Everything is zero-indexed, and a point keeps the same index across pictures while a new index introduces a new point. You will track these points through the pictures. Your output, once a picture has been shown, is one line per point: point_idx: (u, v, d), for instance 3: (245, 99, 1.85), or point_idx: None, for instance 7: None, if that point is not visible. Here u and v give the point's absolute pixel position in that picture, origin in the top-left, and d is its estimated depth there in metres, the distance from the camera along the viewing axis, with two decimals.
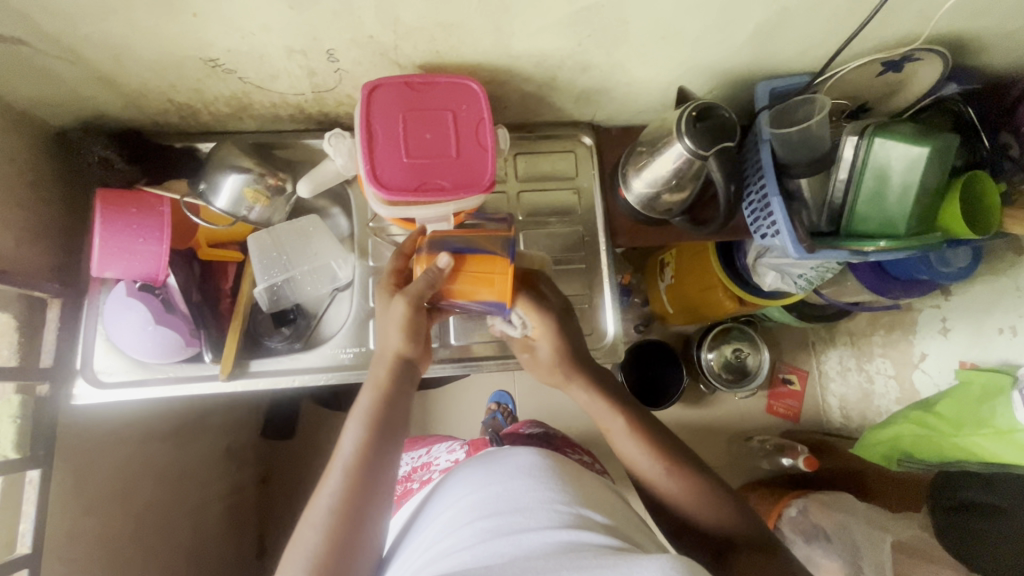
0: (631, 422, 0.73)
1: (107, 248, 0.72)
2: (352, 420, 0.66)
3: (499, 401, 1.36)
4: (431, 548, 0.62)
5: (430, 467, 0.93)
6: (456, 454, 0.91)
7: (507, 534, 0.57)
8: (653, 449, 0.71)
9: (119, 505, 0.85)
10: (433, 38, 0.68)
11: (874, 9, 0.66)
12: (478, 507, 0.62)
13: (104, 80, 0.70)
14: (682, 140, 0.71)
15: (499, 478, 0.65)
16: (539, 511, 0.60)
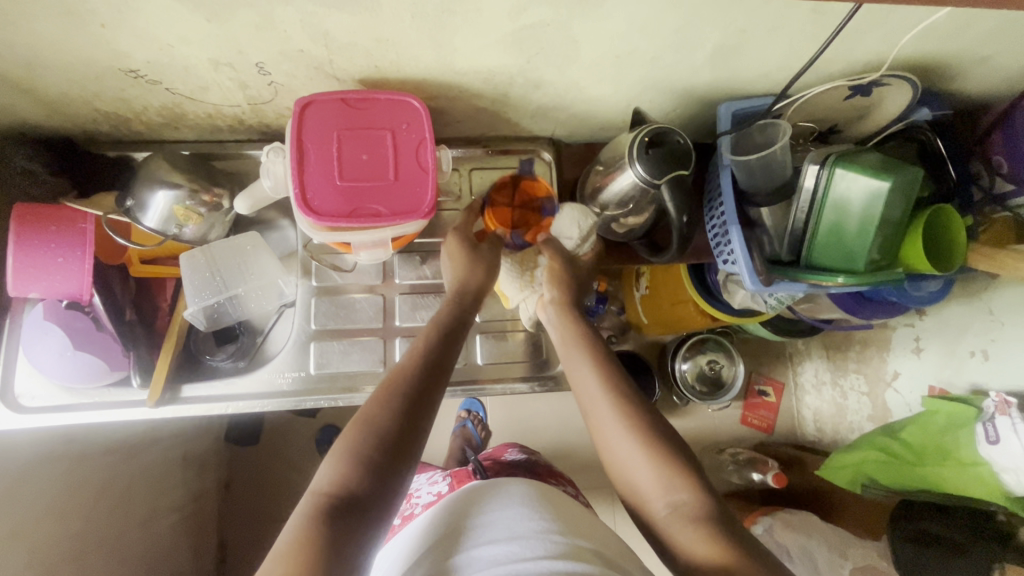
0: (595, 365, 0.67)
1: (24, 267, 0.68)
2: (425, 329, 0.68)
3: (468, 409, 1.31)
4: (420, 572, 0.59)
5: (411, 500, 0.83)
6: (439, 487, 0.81)
7: (506, 564, 0.55)
8: (615, 397, 0.65)
9: (48, 528, 0.81)
10: (369, 53, 0.64)
11: (834, 35, 0.62)
12: (478, 533, 0.60)
13: (18, 88, 0.66)
14: (634, 166, 0.67)
15: (495, 502, 0.64)
16: (532, 537, 0.58)
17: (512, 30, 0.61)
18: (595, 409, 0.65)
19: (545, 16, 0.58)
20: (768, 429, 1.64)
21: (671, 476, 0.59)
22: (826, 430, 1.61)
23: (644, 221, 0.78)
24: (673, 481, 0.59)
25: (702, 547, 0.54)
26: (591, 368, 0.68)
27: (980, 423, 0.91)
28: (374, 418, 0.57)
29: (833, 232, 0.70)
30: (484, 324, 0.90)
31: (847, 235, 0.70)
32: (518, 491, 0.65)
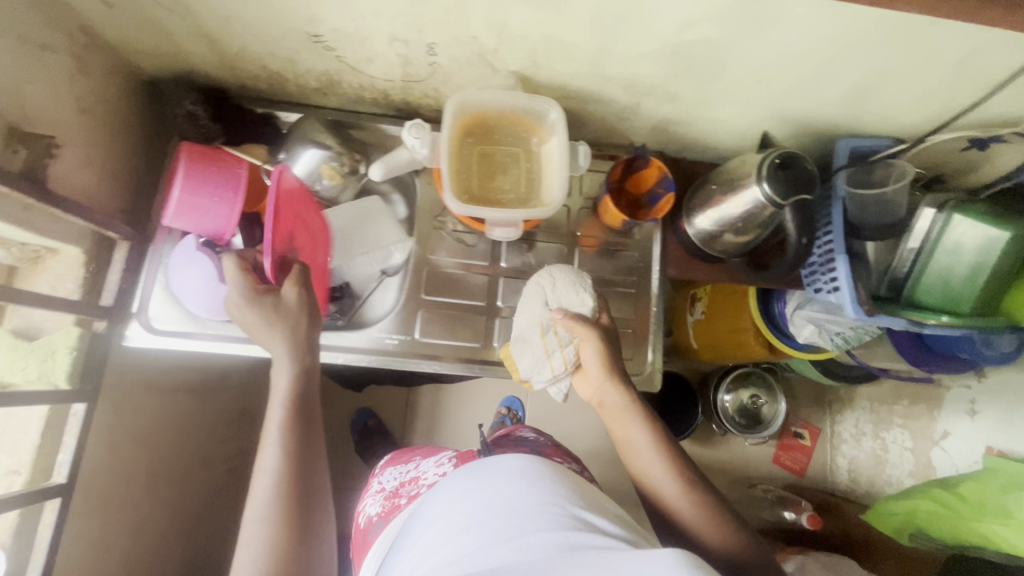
0: (643, 420, 0.73)
1: (182, 201, 0.72)
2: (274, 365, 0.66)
3: (510, 407, 1.42)
4: (429, 561, 0.60)
5: (419, 482, 0.85)
6: (444, 467, 0.84)
7: (507, 539, 0.55)
8: (660, 443, 0.71)
9: (140, 447, 0.88)
10: (533, 48, 0.69)
11: (996, 88, 0.66)
12: (477, 513, 0.60)
13: (207, 38, 0.72)
14: (761, 184, 0.71)
15: (498, 482, 0.64)
16: (538, 514, 0.57)
17: (672, 44, 0.65)
18: (643, 459, 0.71)
19: (709, 35, 0.63)
20: (801, 472, 1.66)
21: (707, 513, 0.66)
22: (860, 480, 1.59)
23: (743, 244, 0.81)
24: (709, 516, 0.66)
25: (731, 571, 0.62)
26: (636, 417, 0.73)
27: None
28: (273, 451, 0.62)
29: (942, 272, 0.74)
30: None
31: (953, 277, 0.73)
32: (518, 468, 0.65)
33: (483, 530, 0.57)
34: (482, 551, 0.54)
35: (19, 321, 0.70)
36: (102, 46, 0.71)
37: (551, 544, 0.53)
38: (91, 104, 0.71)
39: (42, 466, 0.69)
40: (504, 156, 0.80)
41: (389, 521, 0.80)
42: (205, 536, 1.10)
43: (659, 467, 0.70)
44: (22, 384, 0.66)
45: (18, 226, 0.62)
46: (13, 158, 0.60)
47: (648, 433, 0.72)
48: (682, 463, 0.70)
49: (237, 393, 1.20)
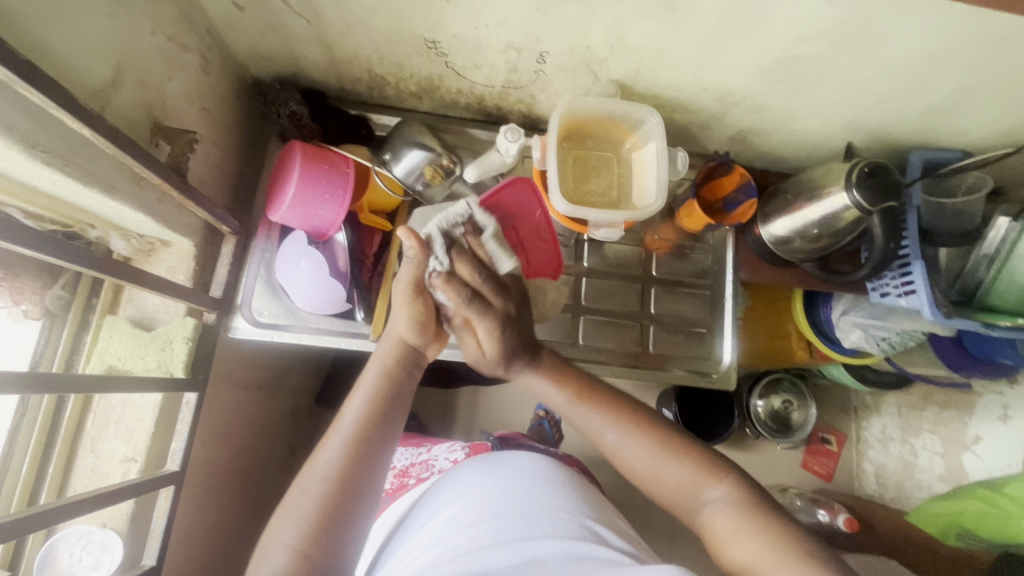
0: (606, 414, 0.68)
1: (296, 199, 0.75)
2: (357, 391, 0.64)
3: (548, 409, 1.40)
4: (432, 548, 0.61)
5: (429, 465, 0.89)
6: (457, 454, 0.89)
7: (513, 539, 0.58)
8: (609, 411, 0.68)
9: (217, 439, 0.88)
10: (642, 59, 0.72)
11: None
12: (487, 506, 0.63)
13: (325, 43, 0.74)
14: (851, 192, 0.75)
15: (511, 479, 0.67)
16: (548, 519, 0.61)
17: (776, 58, 0.69)
18: (591, 427, 0.69)
19: (815, 50, 0.67)
20: (827, 477, 1.67)
21: (701, 472, 0.63)
22: (888, 485, 1.59)
23: (813, 250, 0.86)
24: (707, 477, 0.62)
25: (731, 525, 0.58)
26: (601, 411, 0.68)
27: None
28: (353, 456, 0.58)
29: (1015, 277, 0.78)
30: (656, 317, 0.94)
31: None
32: (533, 470, 0.70)
33: (485, 527, 0.60)
34: (485, 550, 0.56)
35: (134, 310, 0.72)
36: (223, 47, 0.74)
37: (557, 550, 0.57)
38: (210, 102, 0.74)
39: (157, 455, 0.70)
40: (597, 160, 0.83)
41: (397, 499, 0.81)
42: (260, 533, 1.10)
43: (624, 442, 0.66)
44: (141, 372, 0.68)
45: (152, 217, 0.64)
46: (157, 151, 0.64)
47: (565, 395, 0.70)
48: (628, 409, 0.69)
49: (292, 391, 1.21)
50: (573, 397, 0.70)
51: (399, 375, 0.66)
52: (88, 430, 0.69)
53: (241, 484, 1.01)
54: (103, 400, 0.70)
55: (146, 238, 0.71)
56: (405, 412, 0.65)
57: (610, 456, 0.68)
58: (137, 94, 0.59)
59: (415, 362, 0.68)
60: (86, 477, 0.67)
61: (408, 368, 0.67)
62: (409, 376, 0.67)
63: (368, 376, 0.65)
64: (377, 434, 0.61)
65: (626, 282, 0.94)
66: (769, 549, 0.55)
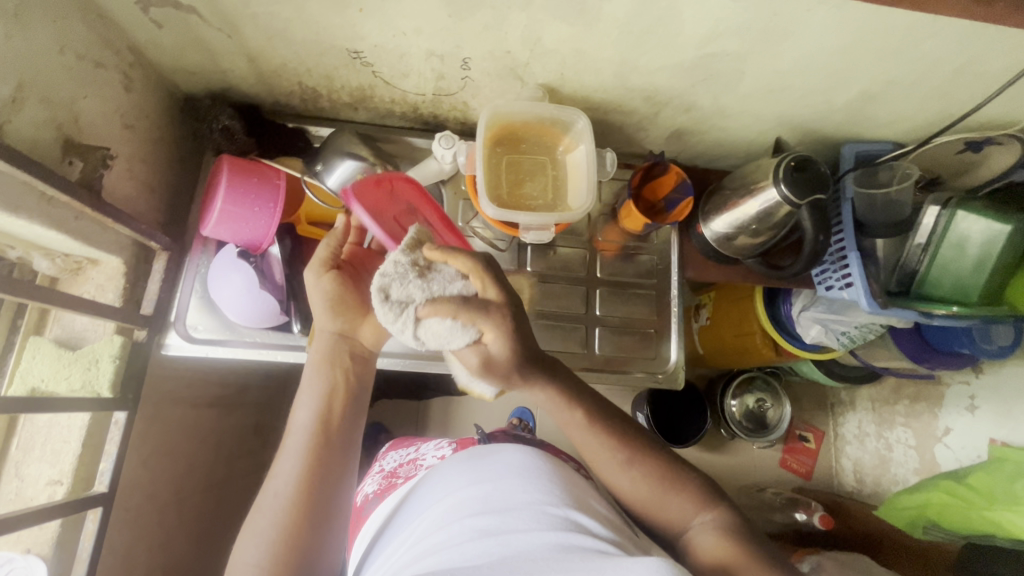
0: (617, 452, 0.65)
1: (225, 212, 0.75)
2: (298, 406, 0.64)
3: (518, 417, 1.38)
4: (418, 547, 0.62)
5: (416, 463, 0.87)
6: (444, 450, 0.87)
7: (496, 534, 0.57)
8: (614, 440, 0.66)
9: (160, 458, 0.87)
10: (563, 62, 0.73)
11: (998, 91, 0.70)
12: (473, 505, 0.62)
13: (250, 57, 0.75)
14: (779, 185, 0.75)
15: (494, 474, 0.67)
16: (533, 514, 0.60)
17: (693, 57, 0.70)
18: (592, 451, 0.66)
19: (730, 47, 0.68)
20: (807, 475, 1.65)
21: (694, 497, 0.65)
22: (866, 481, 1.56)
23: (756, 245, 0.86)
24: (693, 503, 0.64)
25: (715, 548, 0.60)
26: (608, 447, 0.66)
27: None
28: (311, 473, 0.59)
29: (949, 264, 0.79)
30: (604, 318, 0.94)
31: (962, 270, 0.79)
32: (517, 463, 0.68)
33: (468, 523, 0.59)
34: (467, 545, 0.56)
35: (61, 331, 0.71)
36: (148, 65, 0.74)
37: (544, 542, 0.56)
38: (136, 119, 0.74)
39: (85, 477, 0.69)
40: (532, 164, 0.83)
41: (385, 497, 0.80)
42: (218, 555, 1.08)
43: (623, 472, 0.66)
44: (65, 393, 0.67)
45: (69, 236, 0.64)
46: (70, 169, 0.64)
47: (579, 416, 0.66)
48: (630, 441, 0.67)
49: (253, 408, 1.20)
50: (584, 431, 0.66)
51: (334, 374, 0.65)
52: (13, 453, 0.68)
53: (194, 506, 0.99)
54: (29, 423, 0.69)
55: (71, 257, 0.71)
56: (356, 421, 0.65)
57: (607, 476, 0.68)
58: (43, 112, 0.59)
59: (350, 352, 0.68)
60: (9, 502, 0.66)
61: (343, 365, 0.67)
62: (348, 369, 0.67)
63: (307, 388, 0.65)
64: (331, 451, 0.61)
65: (573, 285, 0.94)
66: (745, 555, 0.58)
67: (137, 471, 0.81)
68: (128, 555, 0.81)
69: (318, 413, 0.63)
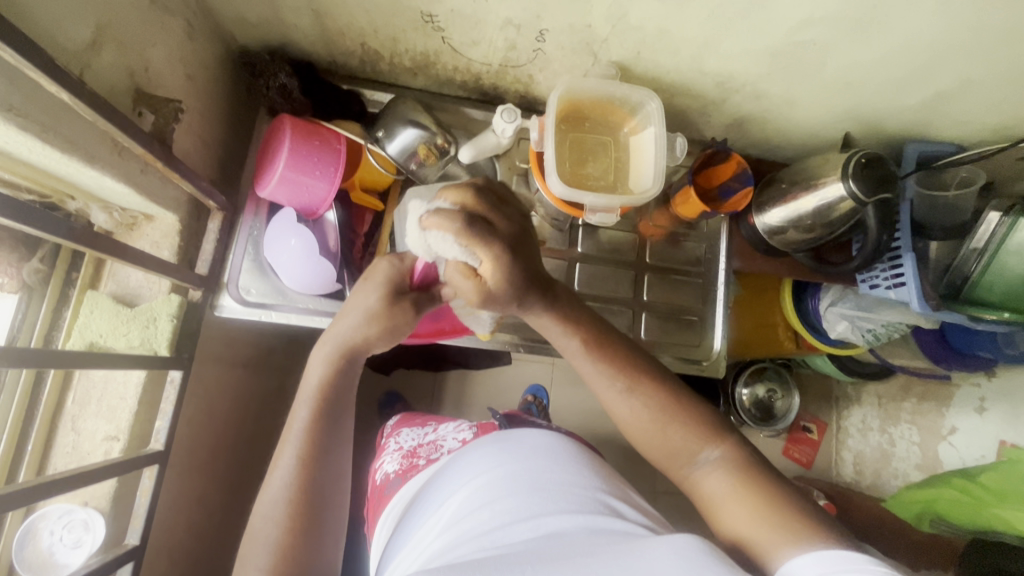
0: (624, 376, 0.62)
1: (286, 174, 0.73)
2: (299, 402, 0.60)
3: (536, 393, 1.39)
4: (447, 529, 0.61)
5: (437, 445, 0.87)
6: (464, 433, 0.87)
7: (524, 518, 0.57)
8: (616, 366, 0.62)
9: (200, 416, 0.87)
10: (642, 39, 0.71)
11: None
12: (497, 490, 0.61)
13: (318, 12, 0.72)
14: (846, 182, 0.75)
15: (521, 458, 0.67)
16: (564, 495, 0.61)
17: (778, 44, 0.69)
18: (590, 377, 0.63)
19: (817, 37, 0.67)
20: (807, 464, 1.70)
21: (699, 433, 0.60)
22: (866, 472, 1.60)
23: (807, 241, 0.86)
24: (700, 440, 0.59)
25: (727, 490, 0.56)
26: (610, 368, 0.62)
27: None
28: (309, 475, 0.57)
29: (1007, 270, 0.79)
30: (650, 303, 0.94)
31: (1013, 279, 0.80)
32: (545, 448, 0.69)
33: (496, 507, 0.59)
34: (497, 531, 0.55)
35: (116, 286, 0.70)
36: (210, 14, 0.71)
37: (574, 526, 0.56)
38: (196, 71, 0.71)
39: (141, 434, 0.69)
40: (594, 144, 0.82)
41: (408, 479, 0.80)
42: (244, 514, 1.09)
43: (625, 400, 0.62)
44: (125, 350, 0.66)
45: (135, 189, 0.62)
46: (141, 121, 0.62)
47: (578, 341, 0.63)
48: (632, 368, 0.62)
49: (278, 372, 1.19)
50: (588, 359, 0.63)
51: (337, 374, 0.61)
52: (70, 407, 0.67)
53: (224, 465, 0.99)
54: (85, 377, 0.68)
55: (128, 212, 0.69)
56: (350, 414, 0.62)
57: (606, 406, 0.64)
58: (118, 58, 0.57)
59: (355, 365, 0.63)
60: (66, 455, 0.66)
61: (347, 366, 0.62)
62: (349, 372, 0.62)
63: (309, 381, 0.61)
64: (327, 447, 0.59)
65: (621, 269, 0.94)
66: (760, 516, 0.53)
67: (179, 430, 0.81)
68: (171, 511, 0.82)
69: (314, 423, 0.59)
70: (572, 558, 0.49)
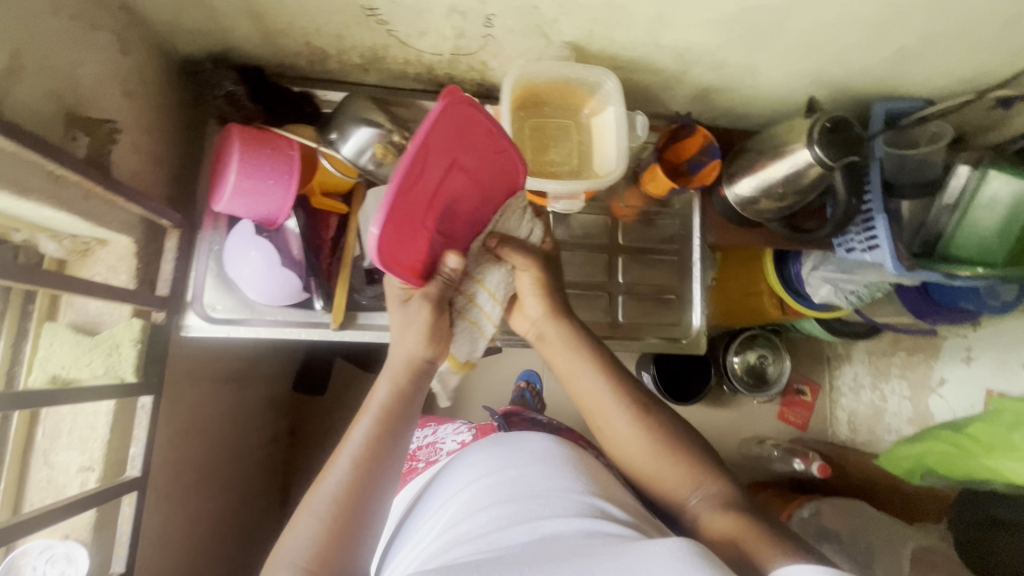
0: (620, 395, 0.67)
1: (240, 185, 0.71)
2: (366, 413, 0.62)
3: (529, 379, 1.39)
4: (447, 532, 0.61)
5: (436, 447, 0.88)
6: (463, 436, 0.87)
7: (523, 522, 0.56)
8: (615, 390, 0.68)
9: (185, 434, 0.86)
10: (594, 17, 0.69)
11: None
12: (496, 493, 0.62)
13: (256, 13, 0.69)
14: (812, 147, 0.73)
15: (520, 463, 0.66)
16: (561, 499, 0.60)
17: (732, 11, 0.66)
18: (590, 396, 0.69)
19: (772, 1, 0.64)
20: (802, 427, 1.71)
21: (691, 470, 0.63)
22: (860, 430, 1.62)
23: (780, 210, 0.84)
24: (694, 477, 0.63)
25: (721, 522, 0.57)
26: (607, 389, 0.68)
27: None
28: (360, 487, 0.57)
29: (976, 225, 0.78)
30: (627, 285, 0.93)
31: (987, 232, 0.78)
32: (545, 453, 0.68)
33: (495, 511, 0.59)
34: (495, 533, 0.55)
35: (76, 315, 0.68)
36: (143, 24, 0.68)
37: (571, 528, 0.55)
38: (134, 86, 0.68)
39: (117, 461, 0.68)
40: (555, 129, 0.80)
41: (408, 483, 0.81)
42: (242, 525, 1.09)
43: (625, 423, 0.66)
44: (89, 380, 0.65)
45: (79, 216, 0.60)
46: (75, 145, 0.60)
47: (583, 364, 0.70)
48: (631, 396, 0.68)
49: (265, 381, 1.18)
50: (591, 373, 0.69)
51: (407, 390, 0.64)
52: (40, 442, 0.66)
53: (216, 480, 0.99)
54: (52, 410, 0.67)
55: (78, 238, 0.67)
56: (412, 427, 0.63)
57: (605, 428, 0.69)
58: (41, 82, 0.54)
59: (426, 377, 0.66)
60: (41, 491, 0.65)
61: (416, 384, 0.65)
62: (418, 381, 0.65)
63: (377, 396, 0.63)
64: (387, 459, 0.59)
65: (596, 253, 0.93)
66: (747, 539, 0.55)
67: (161, 453, 0.80)
68: (163, 533, 0.82)
69: (376, 434, 0.60)
70: (569, 560, 0.48)
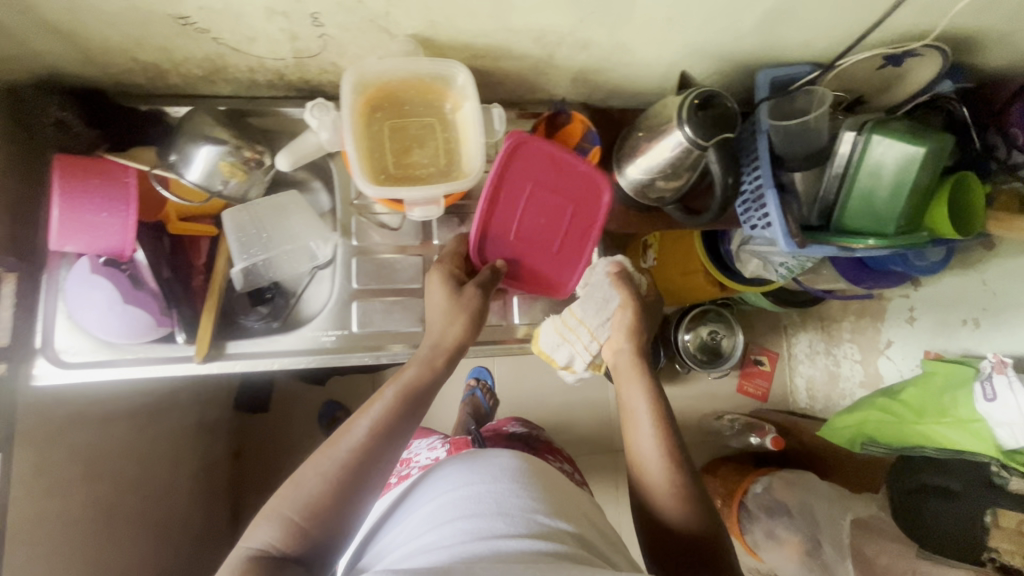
0: (655, 417, 0.68)
1: (67, 222, 0.67)
2: (384, 392, 0.64)
3: (479, 375, 1.31)
4: (410, 546, 0.57)
5: (409, 463, 0.84)
6: (437, 453, 0.83)
7: (484, 537, 0.52)
8: (659, 417, 0.69)
9: (80, 481, 0.79)
10: (428, 7, 0.63)
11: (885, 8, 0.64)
12: (469, 506, 0.57)
13: (58, 33, 0.62)
14: (682, 126, 0.69)
15: (491, 478, 0.60)
16: (519, 518, 0.55)
17: None
18: (631, 413, 0.70)
19: None
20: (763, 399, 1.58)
21: (700, 515, 0.63)
22: (818, 398, 1.53)
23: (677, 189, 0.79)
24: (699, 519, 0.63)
25: None
26: (649, 414, 0.69)
27: (978, 383, 0.96)
28: (351, 465, 0.57)
29: (866, 196, 0.74)
30: None
31: (880, 200, 0.74)
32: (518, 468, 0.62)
33: (459, 525, 0.54)
34: (457, 545, 0.51)
35: None
36: None
37: (526, 549, 0.51)
38: None
39: None
40: (419, 128, 0.75)
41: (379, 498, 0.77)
42: None
43: (653, 444, 0.67)
44: None
45: None
46: None
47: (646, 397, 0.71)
48: (672, 429, 0.68)
49: (193, 407, 1.10)
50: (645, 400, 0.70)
51: (423, 385, 0.66)
52: None
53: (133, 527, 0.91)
54: None
55: None
56: (421, 420, 0.64)
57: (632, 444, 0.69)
58: None
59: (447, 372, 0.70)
60: None
61: (426, 389, 0.66)
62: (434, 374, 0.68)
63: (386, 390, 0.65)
64: (386, 443, 0.60)
65: None
66: None
67: (40, 512, 0.72)
68: None
69: (385, 414, 0.61)
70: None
